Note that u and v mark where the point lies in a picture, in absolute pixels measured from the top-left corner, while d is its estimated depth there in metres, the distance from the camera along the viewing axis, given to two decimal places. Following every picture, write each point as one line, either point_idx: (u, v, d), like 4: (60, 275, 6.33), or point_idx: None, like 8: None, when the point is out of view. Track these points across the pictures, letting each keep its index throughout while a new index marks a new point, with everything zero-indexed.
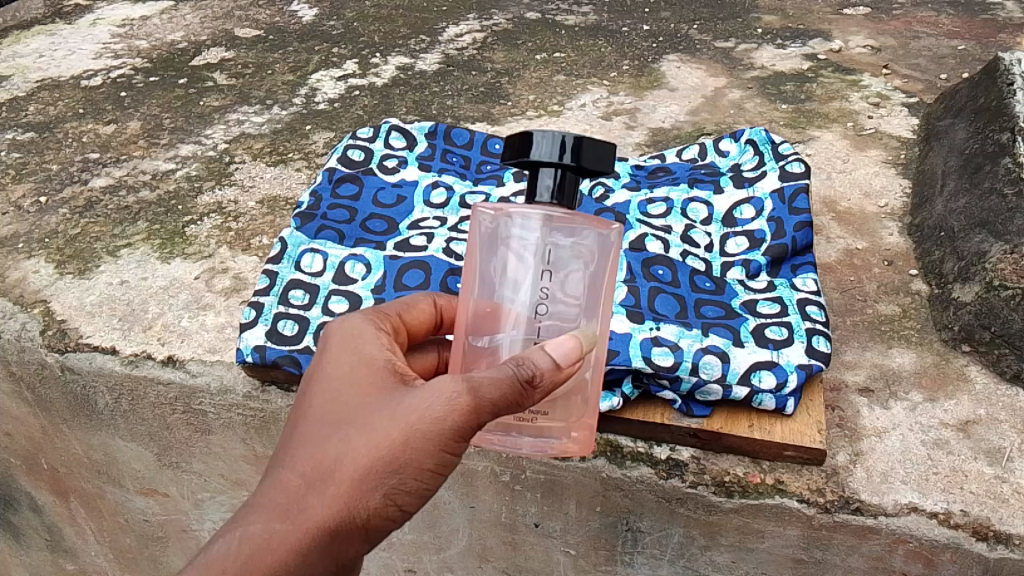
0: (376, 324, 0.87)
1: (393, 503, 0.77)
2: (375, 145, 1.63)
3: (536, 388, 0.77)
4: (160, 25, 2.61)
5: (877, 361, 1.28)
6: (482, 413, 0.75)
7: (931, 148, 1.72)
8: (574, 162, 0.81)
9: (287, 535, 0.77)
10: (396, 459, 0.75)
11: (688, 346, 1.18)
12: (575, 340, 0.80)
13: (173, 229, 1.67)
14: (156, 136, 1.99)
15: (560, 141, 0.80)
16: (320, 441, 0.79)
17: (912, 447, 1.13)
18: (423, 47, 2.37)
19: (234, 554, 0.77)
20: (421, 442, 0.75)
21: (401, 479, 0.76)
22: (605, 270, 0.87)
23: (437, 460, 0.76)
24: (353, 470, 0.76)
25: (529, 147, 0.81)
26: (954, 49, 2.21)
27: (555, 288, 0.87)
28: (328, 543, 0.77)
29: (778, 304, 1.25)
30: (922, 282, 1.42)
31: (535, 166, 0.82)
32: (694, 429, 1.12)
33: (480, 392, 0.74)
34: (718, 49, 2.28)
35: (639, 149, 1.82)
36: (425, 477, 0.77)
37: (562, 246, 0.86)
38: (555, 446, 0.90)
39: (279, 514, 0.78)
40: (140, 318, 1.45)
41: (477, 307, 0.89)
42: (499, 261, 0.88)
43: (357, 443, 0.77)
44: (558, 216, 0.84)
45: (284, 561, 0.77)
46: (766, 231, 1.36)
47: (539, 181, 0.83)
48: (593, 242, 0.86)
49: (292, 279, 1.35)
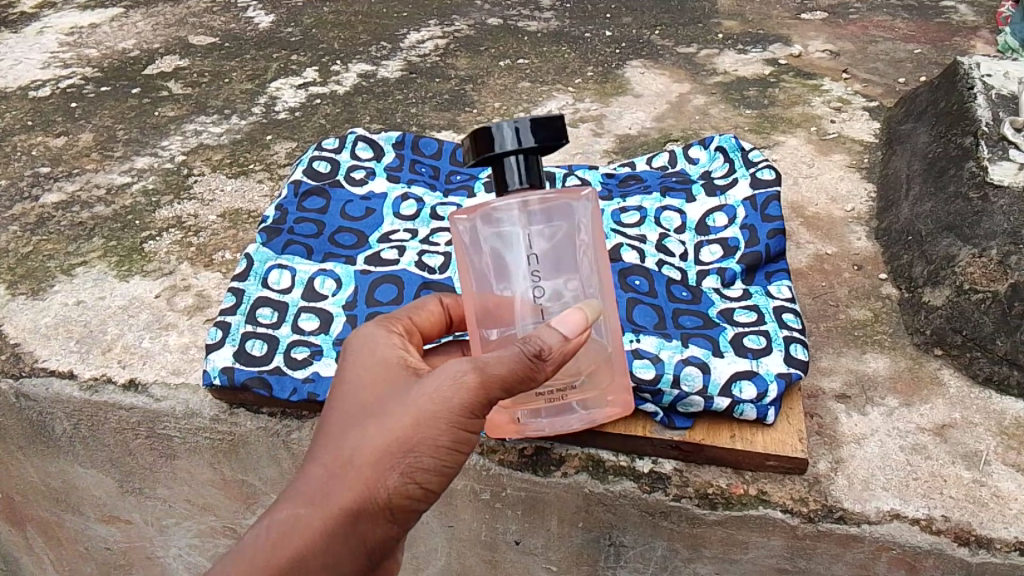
0: (387, 328, 0.90)
1: (414, 484, 0.79)
2: (341, 156, 1.59)
3: (546, 361, 0.79)
4: (110, 33, 2.53)
5: (852, 366, 1.28)
6: (492, 388, 0.78)
7: (894, 151, 1.74)
8: (536, 147, 0.80)
9: (312, 519, 0.78)
10: (410, 439, 0.78)
11: (669, 357, 1.17)
12: (584, 313, 0.82)
13: (131, 245, 1.62)
14: (110, 148, 1.93)
15: (519, 130, 0.79)
16: (340, 433, 0.81)
17: (890, 453, 1.13)
18: (384, 54, 2.33)
19: (261, 547, 0.78)
20: (434, 419, 0.77)
21: (418, 457, 0.78)
22: (592, 234, 0.90)
23: (452, 436, 0.78)
24: (370, 452, 0.78)
25: (492, 143, 0.80)
26: (911, 52, 2.24)
27: (554, 268, 0.88)
28: (352, 526, 0.78)
29: (755, 312, 1.25)
30: (892, 286, 1.43)
31: (501, 160, 0.81)
32: (676, 442, 1.11)
33: (487, 369, 0.78)
34: (680, 55, 2.28)
35: (607, 157, 1.82)
36: (442, 454, 0.79)
37: (550, 227, 0.87)
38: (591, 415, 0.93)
39: (303, 501, 0.79)
40: (99, 340, 1.39)
41: (482, 303, 0.89)
42: (491, 259, 0.88)
43: (373, 427, 0.79)
44: (539, 200, 0.85)
45: (309, 548, 0.77)
46: (740, 239, 1.35)
47: (506, 171, 0.82)
48: (576, 211, 0.88)
49: (259, 296, 1.31)
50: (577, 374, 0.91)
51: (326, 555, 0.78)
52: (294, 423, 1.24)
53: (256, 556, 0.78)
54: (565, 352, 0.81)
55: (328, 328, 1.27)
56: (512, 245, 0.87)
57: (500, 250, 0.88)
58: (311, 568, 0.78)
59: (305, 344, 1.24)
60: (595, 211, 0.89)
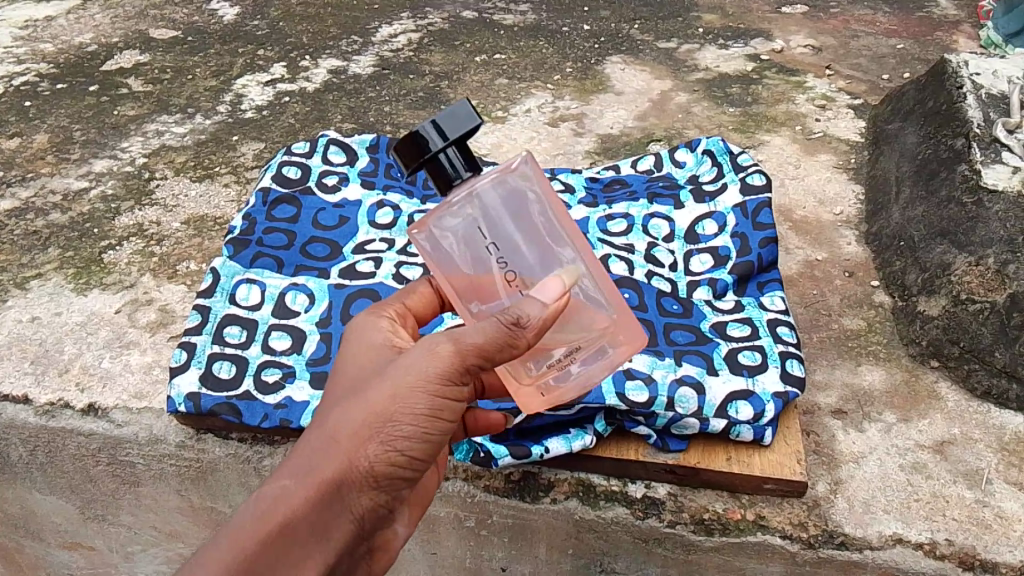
0: (376, 313, 0.86)
1: (397, 453, 0.74)
2: (313, 161, 1.51)
3: (526, 329, 0.75)
4: (67, 26, 2.41)
5: (848, 380, 1.24)
6: (468, 357, 0.74)
7: (882, 152, 1.70)
8: (467, 131, 0.77)
9: (296, 491, 0.72)
10: (390, 409, 0.73)
11: (662, 377, 1.11)
12: (559, 280, 0.78)
13: (89, 256, 1.53)
14: (66, 150, 1.83)
15: (437, 126, 0.76)
16: (325, 410, 0.77)
17: (890, 473, 1.10)
18: (355, 48, 2.24)
19: (244, 520, 0.71)
20: (413, 388, 0.74)
21: (398, 425, 0.74)
22: (544, 192, 0.84)
23: (431, 404, 0.75)
24: (352, 422, 0.73)
25: (422, 145, 0.76)
26: (894, 48, 2.21)
27: (524, 244, 0.83)
28: (337, 496, 0.73)
29: (748, 326, 1.20)
30: (885, 293, 1.39)
31: (440, 159, 0.77)
32: (670, 466, 1.06)
33: (462, 338, 0.74)
34: (661, 50, 2.23)
35: (589, 158, 1.76)
36: (423, 421, 0.75)
37: (505, 207, 0.82)
38: (604, 362, 0.88)
39: (287, 473, 0.73)
40: (55, 361, 1.32)
41: (462, 296, 0.85)
42: (459, 253, 0.83)
43: (354, 400, 0.74)
44: (484, 182, 0.80)
45: (295, 517, 0.71)
46: (730, 248, 1.30)
47: (453, 165, 0.78)
48: (522, 180, 0.82)
49: (227, 313, 1.23)
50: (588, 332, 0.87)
51: (313, 525, 0.72)
52: (265, 449, 1.18)
53: (237, 531, 0.71)
54: (548, 321, 0.77)
55: (301, 347, 1.20)
56: (473, 234, 0.82)
57: (465, 242, 0.82)
58: (297, 541, 0.72)
59: (276, 365, 1.17)
60: (539, 169, 0.83)
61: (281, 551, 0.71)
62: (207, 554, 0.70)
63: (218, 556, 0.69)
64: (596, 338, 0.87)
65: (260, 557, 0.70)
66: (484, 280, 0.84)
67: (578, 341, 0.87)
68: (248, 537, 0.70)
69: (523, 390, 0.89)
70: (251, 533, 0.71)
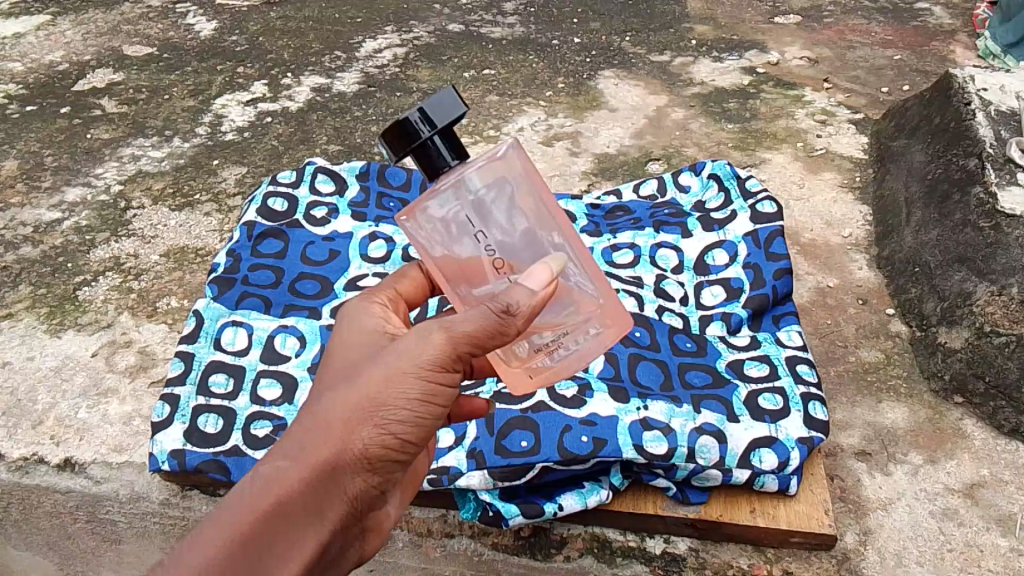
0: (369, 298, 0.79)
1: (391, 438, 0.66)
2: (300, 191, 1.44)
3: (517, 317, 0.68)
4: (36, 44, 2.32)
5: (869, 419, 1.19)
6: (460, 346, 0.67)
7: (887, 170, 1.65)
8: (456, 117, 0.69)
9: (288, 473, 0.63)
10: (383, 393, 0.66)
11: (681, 427, 1.03)
12: (549, 267, 0.71)
13: (63, 292, 1.44)
14: (37, 178, 1.74)
15: (422, 114, 0.68)
16: (319, 390, 0.69)
17: (921, 521, 1.05)
18: (339, 65, 2.17)
19: (238, 498, 0.63)
20: (408, 373, 0.66)
21: (393, 410, 0.66)
22: (533, 180, 0.76)
23: (426, 390, 0.67)
24: (344, 405, 0.65)
25: (408, 134, 0.68)
26: (891, 59, 2.17)
27: (514, 233, 0.76)
28: (330, 479, 0.65)
29: (766, 365, 1.13)
30: (901, 322, 1.34)
31: (429, 149, 0.70)
32: (691, 519, 1.00)
33: (455, 326, 0.66)
34: (654, 63, 2.17)
35: (586, 179, 1.70)
36: (418, 405, 0.67)
37: (495, 194, 0.74)
38: (592, 347, 0.80)
39: (280, 452, 0.64)
40: (28, 412, 1.23)
41: (450, 280, 0.77)
42: (450, 243, 0.76)
43: (348, 382, 0.66)
44: (472, 172, 0.72)
45: (289, 499, 0.63)
46: (743, 280, 1.24)
47: (445, 153, 0.70)
48: (510, 168, 0.75)
49: (211, 360, 1.15)
50: (580, 318, 0.79)
51: (307, 507, 0.64)
52: None
53: (230, 508, 0.62)
54: (537, 309, 0.69)
55: (292, 396, 1.13)
56: (461, 224, 0.74)
57: (452, 232, 0.75)
58: (292, 522, 0.63)
59: (266, 417, 1.09)
60: (527, 157, 0.76)
61: (276, 532, 0.63)
62: (197, 534, 0.61)
63: (211, 536, 0.61)
64: (581, 321, 0.79)
65: (256, 537, 0.62)
66: (472, 264, 0.76)
67: (565, 324, 0.79)
68: (242, 514, 0.62)
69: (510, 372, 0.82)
70: (244, 512, 0.62)
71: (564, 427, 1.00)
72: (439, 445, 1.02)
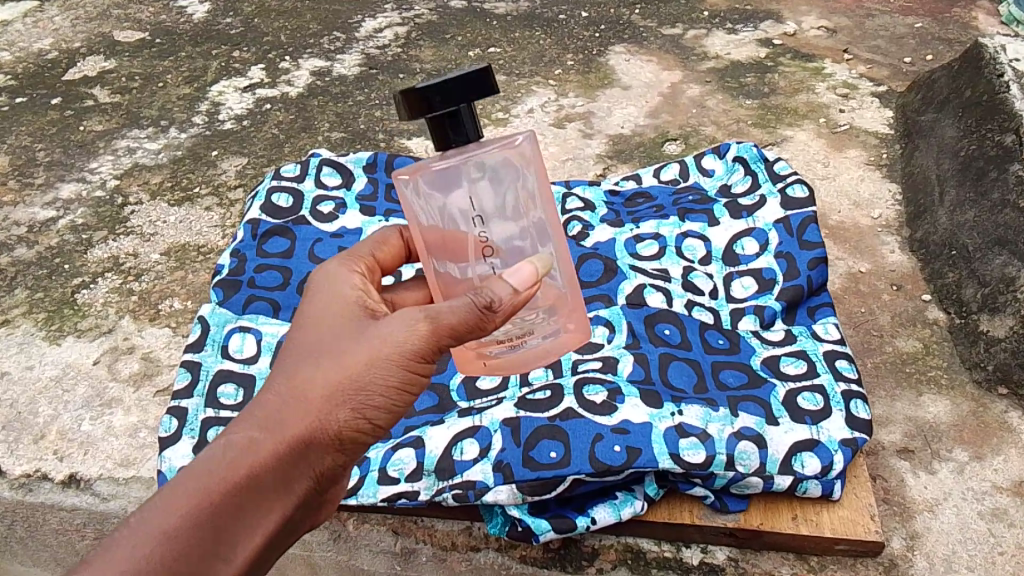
0: (348, 266, 0.78)
1: (364, 422, 0.69)
2: (304, 185, 1.37)
3: (496, 313, 0.70)
4: (24, 31, 2.24)
5: (910, 414, 1.13)
6: (443, 337, 0.69)
7: (917, 145, 1.58)
8: (479, 94, 0.68)
9: (263, 445, 0.66)
10: (362, 377, 0.69)
11: (718, 432, 0.97)
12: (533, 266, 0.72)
13: (61, 297, 1.38)
14: (29, 174, 1.67)
15: (445, 85, 0.67)
16: (294, 358, 0.70)
17: (969, 523, 1.00)
18: (338, 46, 2.09)
19: (207, 464, 0.65)
20: (389, 360, 0.68)
21: (369, 395, 0.69)
22: (539, 181, 0.76)
23: (403, 377, 0.70)
24: (323, 384, 0.68)
25: (425, 101, 0.67)
26: (912, 27, 2.08)
27: (507, 224, 0.75)
28: (300, 454, 0.67)
29: (804, 361, 1.07)
30: (938, 308, 1.29)
31: (445, 118, 0.69)
32: (730, 529, 0.95)
33: (440, 317, 0.68)
34: (666, 37, 2.09)
35: (601, 162, 1.64)
36: (393, 393, 0.70)
37: (501, 182, 0.74)
38: (550, 343, 0.81)
39: (255, 422, 0.67)
40: (30, 425, 1.18)
41: (431, 254, 0.77)
42: (443, 216, 0.75)
43: (328, 358, 0.69)
44: (484, 155, 0.72)
45: (262, 471, 0.66)
46: (776, 270, 1.19)
47: (461, 124, 0.70)
48: (524, 160, 0.74)
49: (219, 370, 1.10)
50: (547, 321, 0.80)
51: (276, 480, 0.67)
52: None
53: (201, 475, 0.64)
54: (516, 307, 0.71)
55: None
56: (460, 200, 0.74)
57: (448, 206, 0.74)
58: (260, 494, 0.66)
59: None
60: (539, 156, 0.75)
61: (243, 503, 0.65)
62: (168, 497, 0.63)
63: (179, 501, 0.63)
64: (545, 320, 0.80)
65: (225, 507, 0.64)
66: (458, 242, 0.75)
67: (531, 322, 0.79)
68: (212, 482, 0.64)
69: (466, 356, 0.82)
70: (216, 481, 0.64)
71: (594, 436, 0.93)
72: (463, 458, 0.96)
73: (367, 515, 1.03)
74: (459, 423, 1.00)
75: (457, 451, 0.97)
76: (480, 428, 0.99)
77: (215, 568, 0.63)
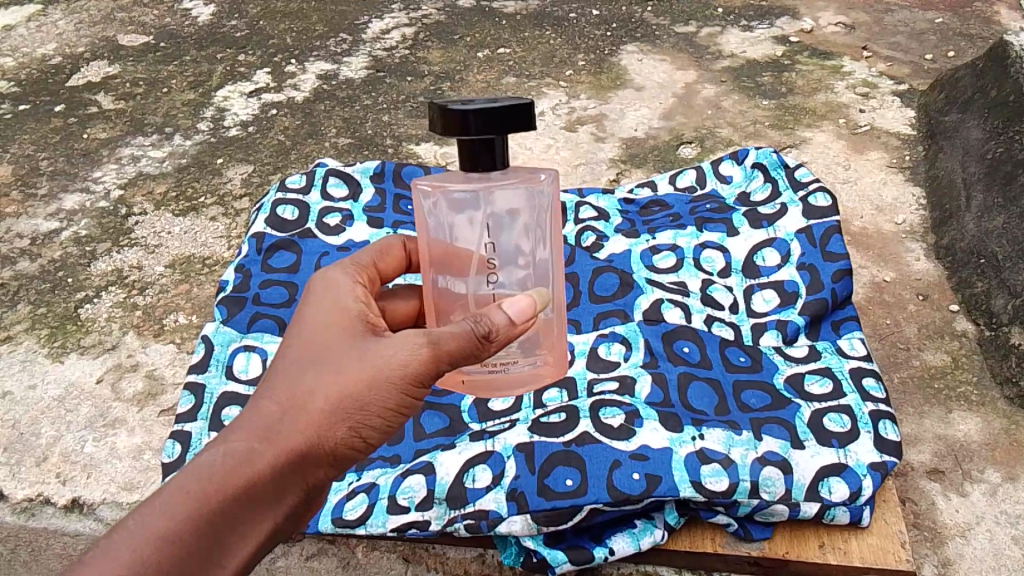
0: (352, 276, 0.74)
1: (359, 441, 0.68)
2: (310, 197, 1.34)
3: (492, 342, 0.68)
4: (27, 36, 2.21)
5: (939, 432, 1.09)
6: (442, 364, 0.66)
7: (941, 147, 1.53)
8: (518, 129, 0.65)
9: (259, 457, 0.64)
10: (362, 396, 0.66)
11: (741, 458, 0.93)
12: (531, 300, 0.69)
13: (64, 312, 1.35)
14: (32, 184, 1.64)
15: (487, 111, 0.64)
16: (293, 366, 0.67)
17: (1004, 549, 0.95)
18: (345, 48, 2.05)
19: (205, 471, 0.63)
20: (389, 382, 0.66)
21: (368, 415, 0.67)
22: (552, 221, 0.73)
23: (402, 400, 0.67)
24: (325, 399, 0.66)
25: (462, 122, 0.64)
26: (932, 22, 2.03)
27: (514, 257, 0.72)
28: (295, 468, 0.66)
29: (829, 380, 1.03)
30: (966, 320, 1.24)
31: (478, 144, 0.66)
32: (754, 558, 0.91)
33: (440, 343, 0.66)
34: (679, 35, 2.04)
35: (614, 166, 1.59)
36: (391, 414, 0.68)
37: (517, 215, 0.70)
38: (532, 373, 0.76)
39: (254, 432, 0.65)
40: (32, 447, 1.15)
41: (431, 270, 0.73)
42: (450, 235, 0.71)
43: (330, 371, 0.66)
44: (505, 185, 0.69)
45: (257, 483, 0.64)
46: (799, 283, 1.15)
47: (494, 151, 0.67)
48: (543, 198, 0.71)
49: (224, 392, 1.07)
50: (534, 353, 0.76)
51: (272, 491, 0.65)
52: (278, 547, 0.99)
53: (199, 482, 0.62)
54: (510, 338, 0.68)
55: None
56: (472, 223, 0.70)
57: (459, 226, 0.71)
58: (256, 504, 0.64)
59: None
60: (557, 198, 0.72)
61: (239, 513, 0.64)
62: (167, 500, 0.61)
63: (176, 507, 0.61)
64: (529, 349, 0.76)
65: (223, 515, 0.62)
66: (460, 263, 0.72)
67: (514, 347, 0.75)
68: (211, 489, 0.62)
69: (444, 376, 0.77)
70: (214, 488, 0.62)
71: (612, 463, 0.90)
72: (476, 485, 0.93)
73: (376, 541, 0.98)
74: (471, 448, 0.97)
75: (469, 479, 0.93)
76: (493, 454, 0.95)
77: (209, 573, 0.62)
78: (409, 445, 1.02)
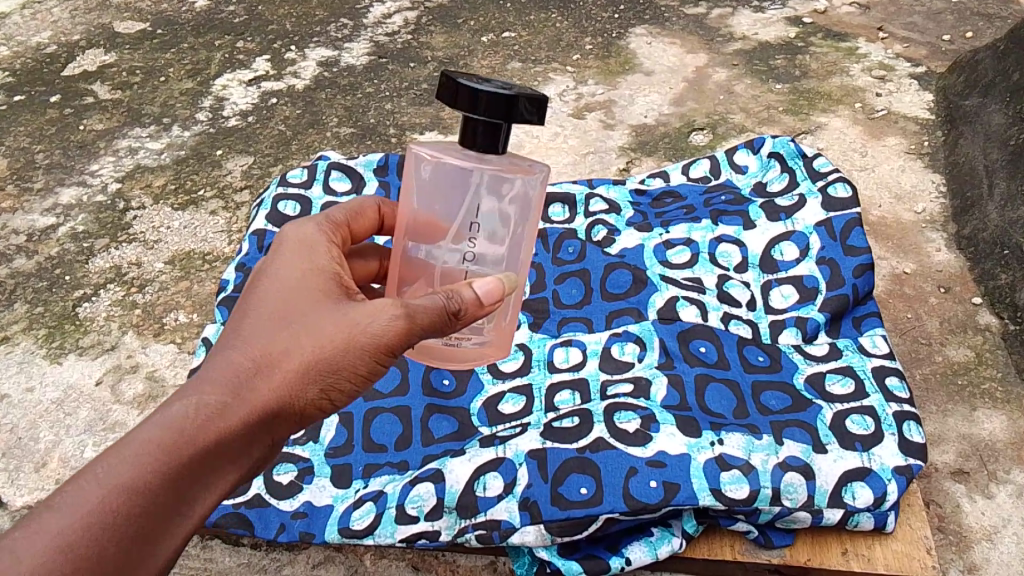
0: (327, 235, 0.70)
1: (324, 403, 0.65)
2: (312, 191, 1.30)
3: (459, 320, 0.65)
4: (21, 23, 2.16)
5: (963, 430, 1.05)
6: (415, 334, 0.64)
7: (961, 133, 1.49)
8: (526, 120, 0.61)
9: (230, 412, 0.60)
10: (337, 359, 0.63)
11: (762, 463, 0.89)
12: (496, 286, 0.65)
13: (62, 311, 1.32)
14: (28, 178, 1.60)
15: (501, 94, 0.60)
16: (266, 323, 0.64)
17: None
18: (346, 34, 2.00)
19: (175, 423, 0.58)
20: (364, 347, 0.63)
21: (339, 378, 0.64)
22: (536, 213, 0.68)
23: (374, 366, 0.65)
24: (299, 360, 0.63)
25: (471, 99, 0.60)
26: (949, 1, 1.97)
27: (492, 240, 0.68)
28: (262, 426, 0.62)
29: (851, 379, 1.00)
30: (989, 313, 1.20)
31: (482, 126, 0.62)
32: (775, 566, 0.88)
33: (416, 316, 0.63)
34: (689, 17, 1.99)
35: (623, 154, 1.55)
36: (359, 379, 0.65)
37: (502, 198, 0.66)
38: (476, 350, 0.73)
39: (225, 386, 0.60)
40: (30, 452, 1.12)
41: (408, 236, 0.70)
42: (433, 206, 0.68)
43: (304, 330, 0.63)
44: (496, 168, 0.64)
45: (227, 439, 0.60)
46: (818, 278, 1.12)
47: (498, 136, 0.63)
48: (533, 188, 0.66)
49: None
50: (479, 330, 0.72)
51: (238, 449, 0.61)
52: (285, 556, 0.94)
53: (168, 435, 0.57)
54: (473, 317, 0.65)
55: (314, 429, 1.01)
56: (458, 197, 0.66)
57: (445, 198, 0.67)
58: (221, 460, 0.60)
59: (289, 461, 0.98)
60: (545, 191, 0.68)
61: (205, 468, 0.59)
62: (135, 450, 0.56)
63: (146, 457, 0.56)
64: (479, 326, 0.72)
65: (192, 467, 0.58)
66: (437, 236, 0.68)
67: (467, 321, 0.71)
68: (181, 443, 0.58)
69: None
70: (185, 441, 0.58)
71: (628, 470, 0.87)
72: (487, 494, 0.90)
73: (384, 549, 0.94)
74: (481, 454, 0.93)
75: (480, 487, 0.90)
76: (504, 461, 0.92)
77: (172, 525, 0.58)
78: (416, 450, 0.99)
